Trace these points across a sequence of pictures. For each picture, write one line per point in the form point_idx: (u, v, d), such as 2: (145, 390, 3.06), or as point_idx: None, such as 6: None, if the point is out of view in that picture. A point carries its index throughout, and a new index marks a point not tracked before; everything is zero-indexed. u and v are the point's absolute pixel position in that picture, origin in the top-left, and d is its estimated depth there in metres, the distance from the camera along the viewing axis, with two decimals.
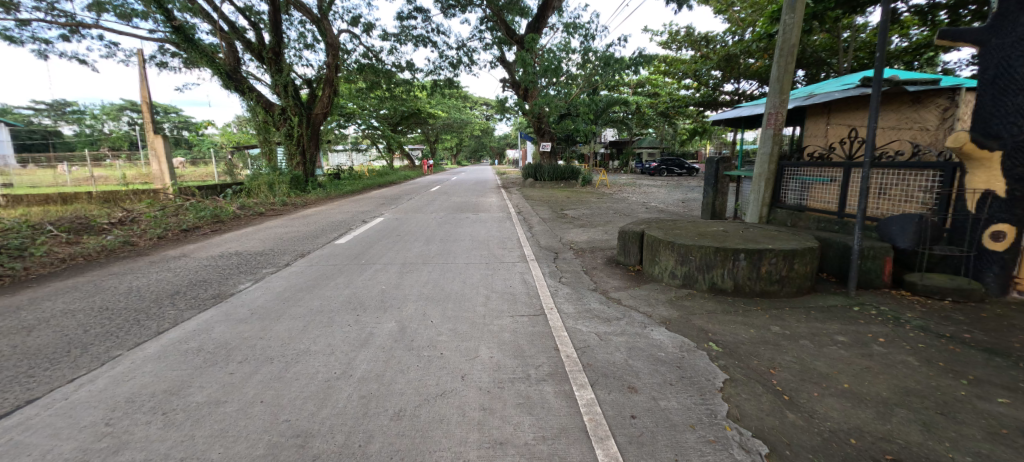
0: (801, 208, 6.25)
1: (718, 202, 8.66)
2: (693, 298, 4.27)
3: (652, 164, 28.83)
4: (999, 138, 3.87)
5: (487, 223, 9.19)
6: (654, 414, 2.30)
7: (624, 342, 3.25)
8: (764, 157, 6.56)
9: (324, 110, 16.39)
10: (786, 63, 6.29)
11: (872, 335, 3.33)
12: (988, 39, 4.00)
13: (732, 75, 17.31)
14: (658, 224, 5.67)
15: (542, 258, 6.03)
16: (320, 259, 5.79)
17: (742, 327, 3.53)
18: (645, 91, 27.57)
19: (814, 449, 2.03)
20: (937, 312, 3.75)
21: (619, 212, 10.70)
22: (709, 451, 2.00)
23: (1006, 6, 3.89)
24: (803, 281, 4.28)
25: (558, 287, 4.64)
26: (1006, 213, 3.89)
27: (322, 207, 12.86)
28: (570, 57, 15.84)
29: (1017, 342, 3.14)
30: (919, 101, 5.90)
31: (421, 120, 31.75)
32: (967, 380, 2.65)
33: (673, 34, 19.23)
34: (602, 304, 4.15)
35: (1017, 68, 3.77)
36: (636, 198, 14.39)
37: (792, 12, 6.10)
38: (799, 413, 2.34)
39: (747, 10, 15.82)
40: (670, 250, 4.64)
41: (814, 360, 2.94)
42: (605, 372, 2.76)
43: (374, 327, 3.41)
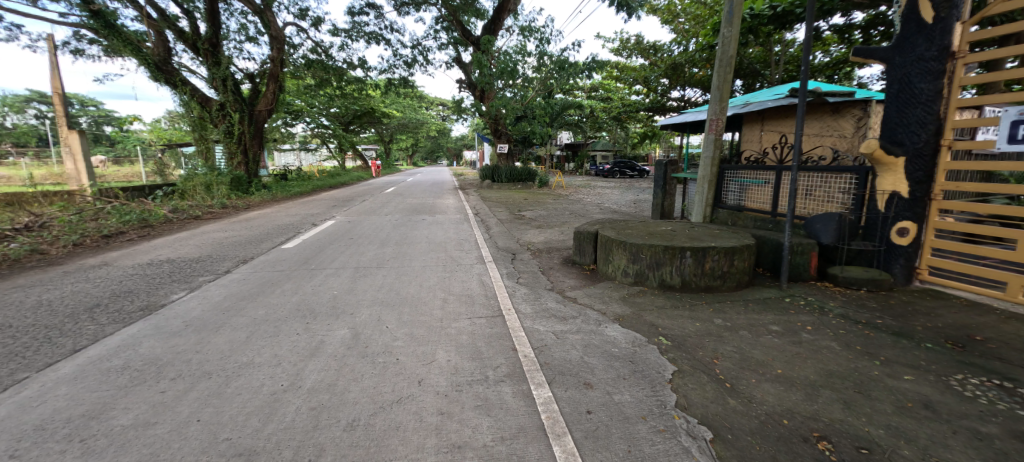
0: (740, 208, 6.70)
1: (667, 203, 9.08)
2: (644, 295, 4.46)
3: (605, 166, 29.78)
4: (903, 145, 4.36)
5: (444, 225, 9.08)
6: (609, 408, 2.37)
7: (580, 340, 3.34)
8: (706, 160, 6.98)
9: (268, 107, 15.51)
10: (725, 73, 6.69)
11: (801, 323, 3.64)
12: (893, 57, 4.49)
13: (678, 83, 18.24)
14: (611, 224, 5.84)
15: (500, 259, 6.07)
16: (265, 265, 5.48)
17: (688, 321, 3.74)
18: (599, 95, 28.40)
19: (752, 431, 2.20)
20: (855, 300, 4.16)
21: (575, 213, 10.91)
22: (659, 440, 2.11)
23: (905, 29, 4.39)
24: (743, 277, 4.59)
25: (515, 288, 4.69)
26: (909, 212, 4.38)
27: (266, 210, 12.12)
28: (526, 60, 16.03)
29: (919, 325, 3.55)
30: (838, 111, 6.55)
31: (375, 120, 30.87)
32: (880, 360, 2.96)
33: (625, 42, 20.02)
34: (558, 303, 4.23)
35: (917, 84, 4.26)
36: (590, 200, 14.78)
37: (729, 26, 6.53)
38: (739, 398, 2.52)
39: (691, 22, 16.76)
40: (623, 250, 4.82)
41: (752, 348, 3.17)
42: (562, 369, 2.82)
43: (325, 334, 3.28)
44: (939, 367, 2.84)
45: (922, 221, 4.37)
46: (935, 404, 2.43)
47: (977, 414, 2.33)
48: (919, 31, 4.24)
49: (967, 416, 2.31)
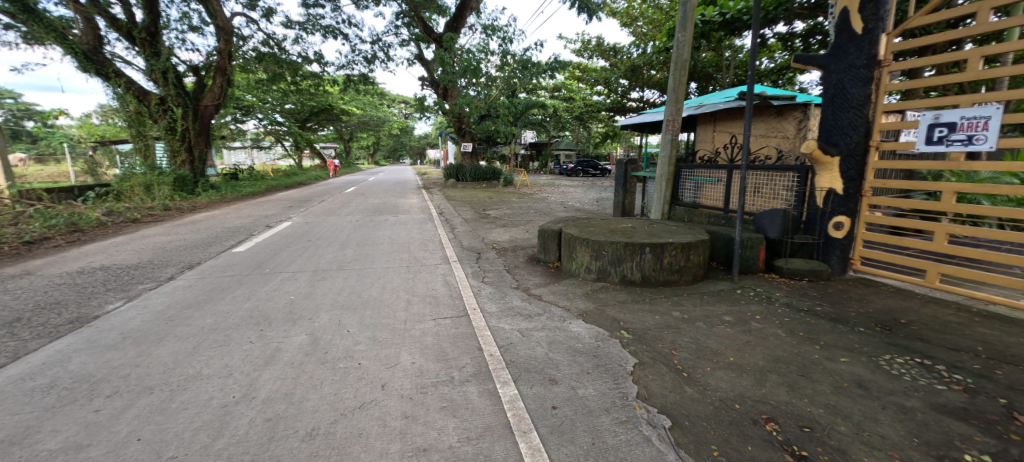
0: (696, 205, 7.01)
1: (628, 201, 9.34)
2: (606, 290, 4.58)
3: (569, 165, 30.26)
4: (837, 146, 4.72)
5: (407, 225, 8.92)
6: (573, 403, 2.42)
7: (544, 336, 3.38)
8: (664, 159, 7.24)
9: (215, 102, 14.61)
10: (680, 76, 6.96)
11: (750, 313, 3.86)
12: (828, 64, 4.84)
13: (637, 84, 18.79)
14: (575, 222, 5.94)
15: (465, 259, 6.04)
16: (214, 270, 5.17)
17: (648, 314, 3.87)
18: (561, 95, 28.79)
19: (708, 417, 2.31)
20: (799, 290, 4.46)
21: (539, 211, 11.00)
22: (622, 431, 2.18)
23: (838, 39, 4.74)
24: (698, 271, 4.80)
25: (480, 287, 4.68)
26: (844, 207, 4.74)
27: (214, 211, 11.43)
28: (489, 59, 15.99)
29: (853, 311, 3.86)
30: (782, 114, 6.99)
31: (334, 117, 29.82)
32: (820, 345, 3.19)
33: (586, 43, 20.41)
34: (524, 301, 4.26)
35: (849, 89, 4.62)
36: (554, 198, 14.99)
37: (683, 31, 6.80)
38: (695, 386, 2.64)
39: (649, 26, 17.32)
40: (586, 247, 4.92)
41: (707, 339, 3.33)
42: (527, 367, 2.85)
43: (281, 341, 3.14)
44: (870, 349, 3.10)
45: (855, 216, 4.74)
46: (867, 383, 2.65)
47: (902, 390, 2.57)
48: (850, 41, 4.59)
49: (894, 393, 2.54)
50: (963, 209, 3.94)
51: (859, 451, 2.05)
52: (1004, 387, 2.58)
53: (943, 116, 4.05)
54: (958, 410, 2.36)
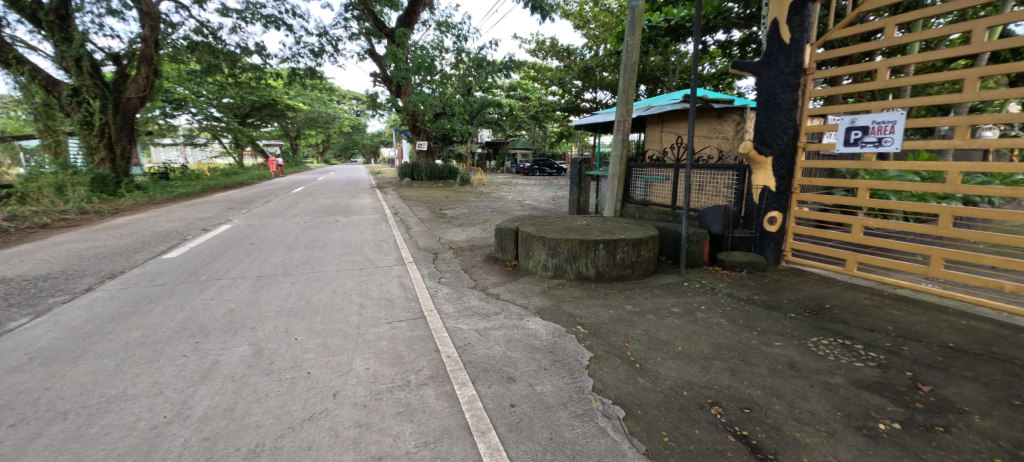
0: (646, 203, 7.30)
1: (583, 199, 9.57)
2: (563, 287, 4.67)
3: (525, 164, 30.50)
4: (770, 146, 5.09)
5: (360, 226, 8.62)
6: (531, 400, 2.45)
7: (503, 335, 3.39)
8: (616, 159, 7.49)
9: (139, 94, 13.29)
10: (629, 78, 7.22)
11: (696, 304, 4.08)
12: (761, 71, 5.20)
13: (590, 85, 19.26)
14: (531, 220, 6.01)
15: (421, 259, 5.92)
16: (141, 279, 4.73)
17: (603, 309, 3.99)
18: (517, 95, 28.95)
19: (659, 405, 2.42)
20: (739, 281, 4.78)
21: (496, 210, 11.01)
22: (578, 424, 2.23)
23: (770, 47, 5.10)
24: (649, 266, 5.00)
25: (437, 288, 4.61)
26: (776, 203, 5.13)
27: (142, 214, 10.46)
28: (443, 56, 15.77)
29: (786, 298, 4.18)
30: (722, 116, 7.45)
31: (278, 113, 28.22)
32: (758, 331, 3.44)
33: (540, 43, 20.67)
34: (481, 301, 4.25)
35: (779, 95, 5.00)
36: (512, 197, 15.06)
37: (632, 35, 7.06)
38: (647, 376, 2.76)
39: (600, 28, 17.81)
40: (542, 245, 4.98)
41: (657, 330, 3.49)
42: (485, 366, 2.84)
43: (221, 353, 2.94)
44: (801, 333, 3.37)
45: (786, 211, 5.14)
46: (798, 364, 2.89)
47: (827, 369, 2.82)
48: (780, 49, 4.96)
49: (820, 371, 2.78)
50: (874, 203, 4.39)
51: (791, 427, 2.23)
52: (910, 361, 2.91)
53: (858, 120, 4.47)
54: (874, 384, 2.63)
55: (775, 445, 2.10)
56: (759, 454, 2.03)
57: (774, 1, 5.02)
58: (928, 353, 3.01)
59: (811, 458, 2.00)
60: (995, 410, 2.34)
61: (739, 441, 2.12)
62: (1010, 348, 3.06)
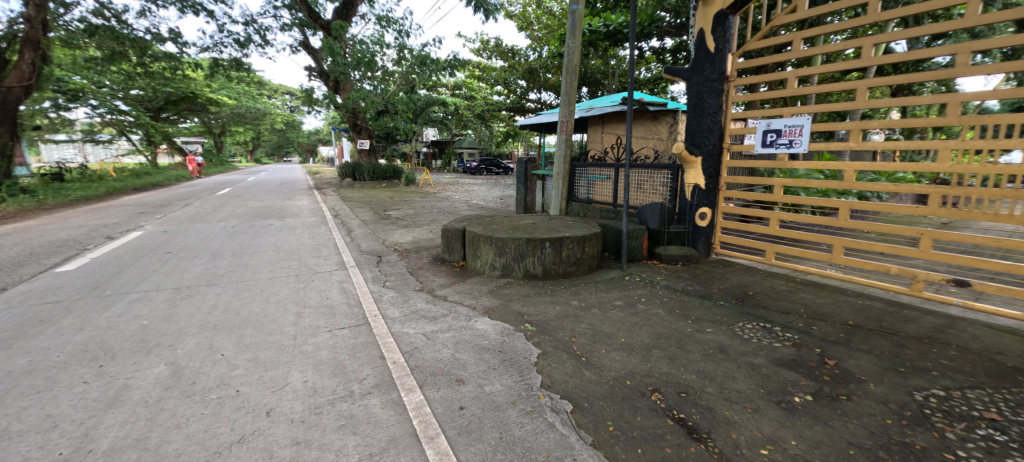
0: (589, 201, 7.54)
1: (529, 198, 9.69)
2: (511, 286, 4.70)
3: (472, 164, 30.34)
4: (699, 147, 5.46)
5: (296, 229, 8.10)
6: (480, 401, 2.44)
7: (450, 337, 3.34)
8: (560, 158, 7.66)
9: (23, 83, 11.54)
10: (571, 80, 7.41)
11: (637, 297, 4.29)
12: (690, 76, 5.55)
13: (534, 86, 19.53)
14: (478, 220, 5.98)
15: (364, 263, 5.69)
16: (28, 297, 4.11)
17: (550, 306, 4.07)
18: (463, 93, 28.72)
19: (604, 396, 2.51)
20: (675, 273, 5.09)
21: (443, 211, 10.84)
22: (528, 421, 2.26)
23: (697, 55, 5.47)
24: (593, 262, 5.17)
25: (381, 292, 4.45)
26: (706, 200, 5.52)
27: (30, 222, 9.10)
28: (384, 52, 15.23)
29: (716, 288, 4.51)
30: (657, 118, 7.90)
31: (199, 107, 25.79)
32: (692, 319, 3.68)
33: (484, 43, 20.67)
34: (428, 303, 4.16)
35: (706, 99, 5.37)
36: (459, 197, 14.91)
37: (573, 38, 7.25)
38: (593, 369, 2.85)
39: (543, 31, 18.14)
40: (490, 244, 4.98)
41: (602, 324, 3.61)
42: (433, 370, 2.79)
43: (132, 376, 2.63)
44: (729, 319, 3.65)
45: (715, 207, 5.55)
46: (726, 348, 3.13)
47: (751, 350, 3.07)
48: (706, 57, 5.33)
49: (746, 353, 3.03)
50: (788, 199, 4.85)
51: (722, 407, 2.41)
52: (819, 339, 3.25)
53: (773, 123, 4.93)
54: (790, 361, 2.92)
55: (709, 424, 2.25)
56: (694, 434, 2.17)
57: (700, 12, 5.37)
58: (833, 331, 3.39)
59: (739, 435, 2.17)
60: (886, 377, 2.68)
61: (677, 424, 2.25)
62: (896, 323, 3.53)
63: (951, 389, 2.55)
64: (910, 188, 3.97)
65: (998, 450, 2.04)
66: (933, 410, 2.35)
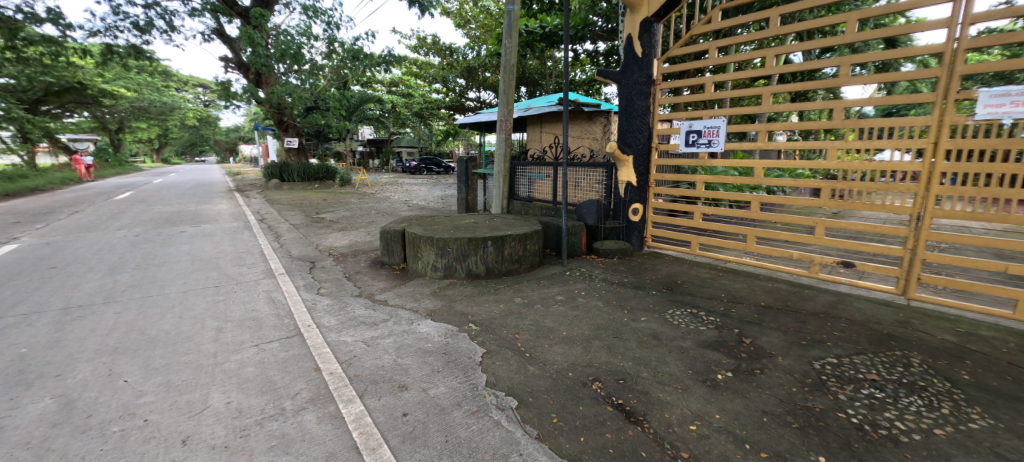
0: (530, 199, 7.67)
1: (471, 198, 9.64)
2: (454, 287, 4.65)
3: (412, 163, 29.58)
4: (630, 147, 5.77)
5: (215, 236, 7.40)
6: (424, 405, 2.40)
7: (391, 343, 3.24)
8: (500, 157, 7.70)
9: None
10: (508, 80, 7.47)
11: (577, 290, 4.44)
12: (621, 79, 5.84)
13: (473, 84, 19.43)
14: (418, 221, 5.85)
15: (295, 270, 5.33)
16: None
17: (493, 304, 4.08)
18: (400, 91, 27.89)
19: (548, 389, 2.58)
20: (612, 266, 5.33)
21: (381, 212, 10.46)
22: (473, 421, 2.26)
23: (626, 59, 5.76)
24: (535, 258, 5.26)
25: (315, 300, 4.20)
26: (638, 196, 5.85)
27: None
28: (312, 44, 14.32)
29: (649, 278, 4.80)
30: (592, 118, 8.22)
31: (91, 100, 22.61)
32: (628, 309, 3.88)
33: (421, 39, 20.25)
34: (367, 309, 4.00)
35: (636, 101, 5.68)
36: (398, 197, 14.47)
37: (510, 38, 7.32)
38: (536, 364, 2.91)
39: (481, 29, 18.12)
40: (431, 245, 4.89)
41: (544, 319, 3.70)
42: (374, 378, 2.69)
43: (9, 415, 2.26)
44: (660, 307, 3.91)
45: (646, 202, 5.89)
46: (659, 334, 3.34)
47: (680, 335, 3.31)
48: (635, 62, 5.64)
49: (675, 338, 3.26)
50: (709, 194, 5.27)
51: (656, 390, 2.57)
52: (737, 320, 3.58)
53: (694, 124, 5.34)
54: (713, 342, 3.18)
55: (645, 407, 2.40)
56: (632, 418, 2.30)
57: (628, 19, 5.68)
58: (749, 312, 3.75)
59: (671, 414, 2.33)
60: (791, 350, 3.02)
61: (616, 410, 2.37)
62: (799, 302, 3.98)
63: (842, 356, 2.93)
64: (807, 183, 4.48)
65: (878, 406, 2.38)
66: (828, 376, 2.69)
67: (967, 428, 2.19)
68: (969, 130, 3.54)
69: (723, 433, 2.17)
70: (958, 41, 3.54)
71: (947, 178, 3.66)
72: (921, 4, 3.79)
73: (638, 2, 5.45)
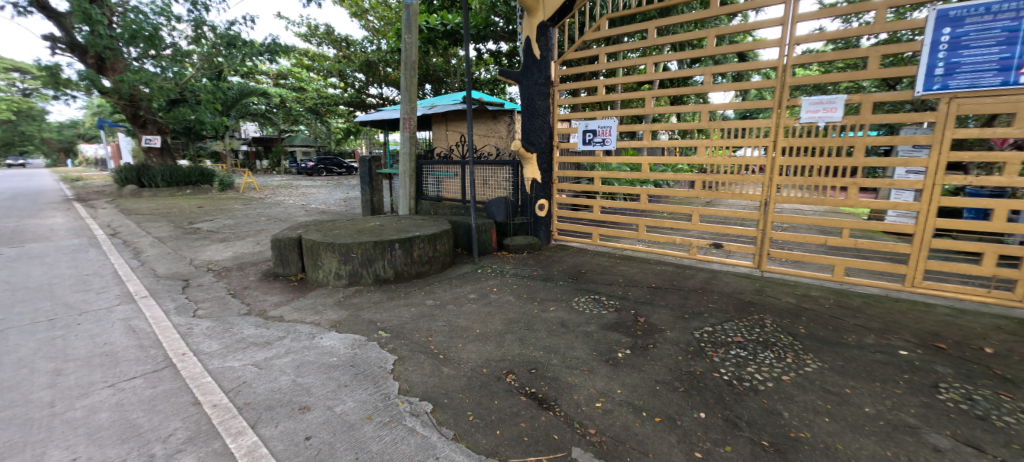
0: (439, 199, 7.56)
1: (376, 199, 9.16)
2: (360, 294, 4.40)
3: (308, 164, 27.17)
4: (534, 145, 5.98)
5: (48, 257, 6.01)
6: (331, 424, 2.24)
7: (290, 361, 2.96)
8: (405, 156, 7.45)
9: None
10: (410, 76, 7.24)
11: (489, 287, 4.50)
12: (522, 79, 6.01)
13: (374, 80, 18.36)
14: (317, 227, 5.41)
15: (165, 291, 4.58)
16: None
17: (404, 309, 3.95)
18: (289, 84, 25.41)
19: (463, 388, 2.57)
20: (522, 261, 5.50)
21: (273, 219, 9.45)
22: (386, 433, 2.18)
23: (526, 60, 5.95)
24: (446, 259, 5.20)
25: (192, 324, 3.65)
26: (543, 192, 6.10)
27: None
28: (173, 26, 12.34)
29: (556, 270, 5.04)
30: (496, 118, 8.36)
31: None
32: (538, 301, 4.05)
33: (311, 28, 18.69)
34: (259, 328, 3.59)
35: (537, 101, 5.90)
36: (293, 201, 13.19)
37: (409, 34, 7.09)
38: (450, 364, 2.89)
39: (380, 22, 17.27)
40: (333, 252, 4.56)
41: (457, 318, 3.68)
42: (269, 403, 2.43)
43: None
44: (567, 296, 4.14)
45: (550, 197, 6.17)
46: (566, 322, 3.54)
47: (585, 320, 3.55)
48: (534, 63, 5.85)
49: (581, 324, 3.48)
50: (605, 188, 5.71)
51: (565, 374, 2.72)
52: (633, 302, 3.94)
53: (590, 124, 5.73)
54: (613, 323, 3.47)
55: (555, 392, 2.52)
56: (544, 404, 2.40)
57: (526, 21, 5.87)
58: (642, 293, 4.15)
59: (579, 395, 2.49)
60: (677, 324, 3.42)
61: (529, 399, 2.46)
62: (682, 280, 4.51)
63: (715, 324, 3.39)
64: (684, 176, 5.08)
65: (743, 363, 2.81)
66: (706, 342, 3.09)
67: (804, 371, 2.70)
68: (798, 131, 4.33)
69: (624, 406, 2.38)
70: (787, 57, 4.30)
71: (785, 169, 4.43)
72: (761, 25, 4.53)
73: (535, 6, 5.67)
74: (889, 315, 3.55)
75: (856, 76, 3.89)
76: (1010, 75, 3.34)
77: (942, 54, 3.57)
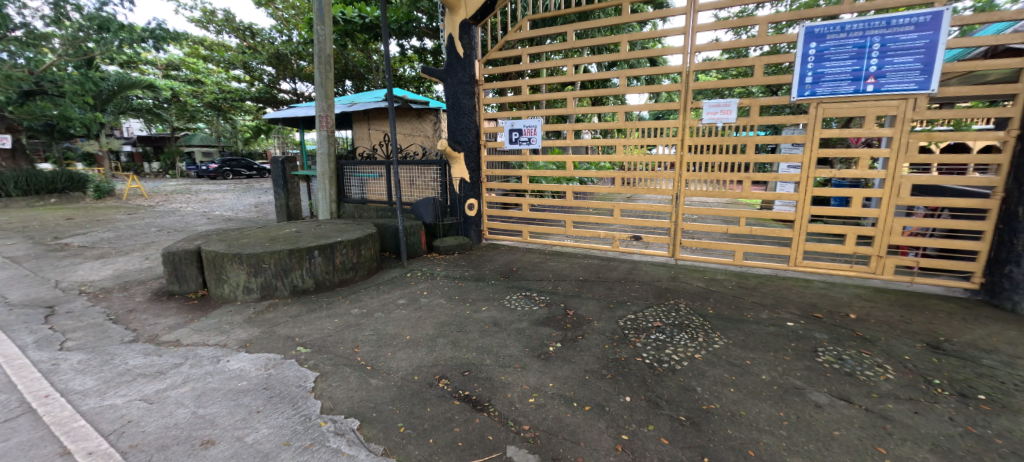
0: (363, 201, 7.18)
1: (292, 203, 8.47)
2: (275, 308, 4.03)
3: (210, 165, 24.35)
4: (460, 144, 5.91)
5: None
6: (241, 457, 2.01)
7: (190, 391, 2.62)
8: (323, 157, 6.99)
9: None
10: (325, 71, 6.78)
11: (419, 291, 4.36)
12: (446, 78, 5.92)
13: (285, 74, 16.87)
14: (220, 236, 4.85)
15: (21, 322, 3.81)
16: None
17: (326, 320, 3.68)
18: (183, 76, 22.54)
19: (393, 399, 2.46)
20: (453, 261, 5.42)
21: (167, 229, 8.32)
22: (307, 458, 2.01)
23: (449, 58, 5.86)
24: (372, 264, 4.95)
25: (60, 358, 3.08)
26: (471, 192, 6.06)
27: None
28: (23, 3, 10.31)
29: (488, 269, 5.03)
30: (421, 116, 8.14)
31: None
32: (469, 301, 4.01)
33: (207, 14, 16.75)
34: (151, 356, 3.14)
35: (462, 100, 5.84)
36: (192, 208, 11.74)
37: (323, 25, 6.64)
38: (379, 375, 2.75)
39: (289, 11, 15.98)
40: (240, 263, 4.12)
41: (386, 326, 3.52)
42: (163, 443, 2.12)
43: None
44: (499, 294, 4.15)
45: (479, 197, 6.14)
46: (499, 320, 3.55)
47: (518, 317, 3.58)
48: (457, 62, 5.79)
49: (513, 321, 3.51)
50: (533, 186, 5.81)
51: (498, 373, 2.72)
52: (562, 296, 4.06)
53: (515, 124, 5.78)
54: (545, 318, 3.55)
55: (489, 393, 2.51)
56: (478, 406, 2.38)
57: (447, 19, 5.78)
58: (571, 287, 4.30)
59: (512, 393, 2.50)
60: (603, 314, 3.59)
61: (462, 402, 2.42)
62: (607, 272, 4.75)
63: (637, 312, 3.61)
64: (606, 174, 5.35)
65: (662, 345, 3.02)
66: (629, 329, 3.28)
67: (713, 348, 2.98)
68: (701, 130, 4.76)
69: (556, 398, 2.44)
70: (690, 64, 4.71)
71: (692, 166, 4.86)
72: (668, 33, 4.91)
73: (456, 3, 5.60)
74: (779, 292, 4.04)
75: (747, 82, 4.36)
76: (860, 85, 3.95)
77: (810, 65, 4.13)
